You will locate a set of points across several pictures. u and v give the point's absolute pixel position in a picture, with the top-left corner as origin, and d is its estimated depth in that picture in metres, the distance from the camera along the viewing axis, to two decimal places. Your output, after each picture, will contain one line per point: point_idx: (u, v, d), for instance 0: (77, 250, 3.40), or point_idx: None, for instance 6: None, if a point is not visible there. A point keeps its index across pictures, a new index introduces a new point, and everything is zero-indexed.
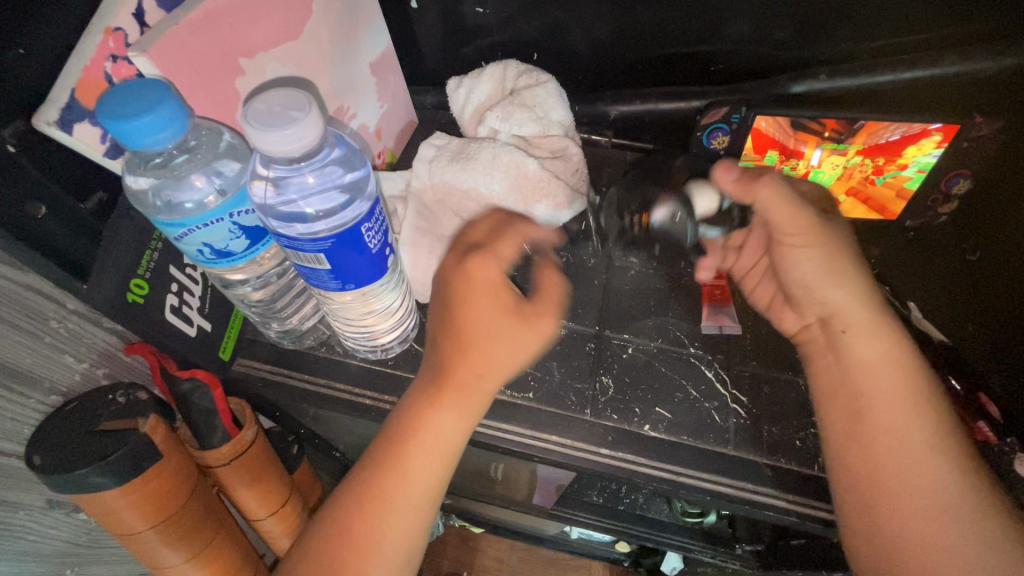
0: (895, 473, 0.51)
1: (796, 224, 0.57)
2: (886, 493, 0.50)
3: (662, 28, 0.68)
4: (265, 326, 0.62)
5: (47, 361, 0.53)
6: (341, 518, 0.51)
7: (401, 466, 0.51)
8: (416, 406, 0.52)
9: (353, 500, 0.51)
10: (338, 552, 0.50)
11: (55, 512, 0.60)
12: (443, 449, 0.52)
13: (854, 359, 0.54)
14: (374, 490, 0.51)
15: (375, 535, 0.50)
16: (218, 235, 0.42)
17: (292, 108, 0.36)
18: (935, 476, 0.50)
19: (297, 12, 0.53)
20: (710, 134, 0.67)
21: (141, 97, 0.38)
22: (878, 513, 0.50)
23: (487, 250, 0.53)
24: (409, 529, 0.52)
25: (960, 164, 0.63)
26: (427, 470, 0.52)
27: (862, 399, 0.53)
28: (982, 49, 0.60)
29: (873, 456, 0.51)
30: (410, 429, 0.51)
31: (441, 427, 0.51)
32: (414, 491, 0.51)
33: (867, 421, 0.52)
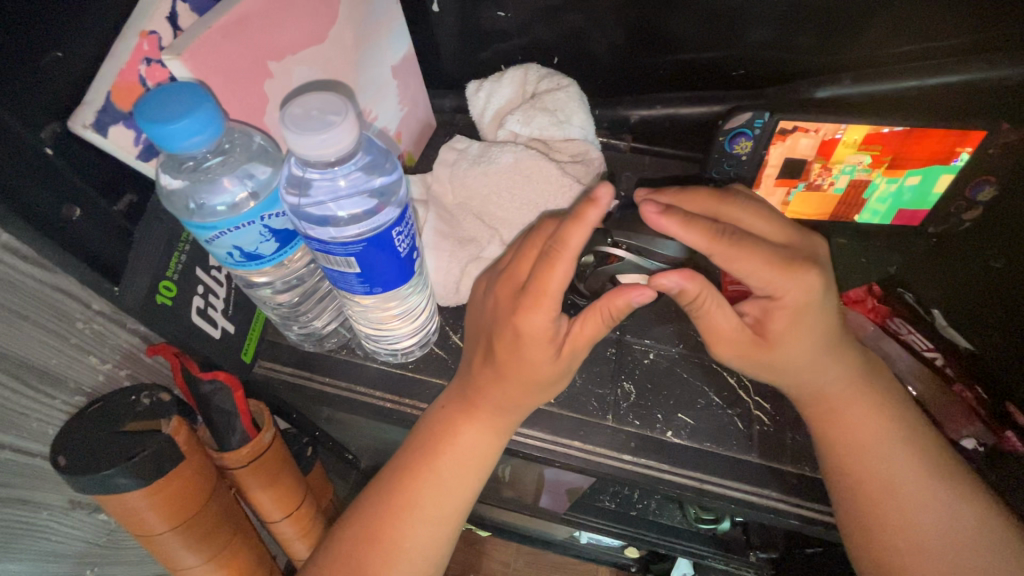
0: (901, 519, 0.50)
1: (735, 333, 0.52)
2: (894, 545, 0.50)
3: (684, 32, 0.68)
4: (286, 328, 0.62)
5: (73, 362, 0.53)
6: (365, 523, 0.51)
7: (427, 471, 0.52)
8: (445, 412, 0.53)
9: (378, 503, 0.51)
10: (361, 560, 0.50)
11: (76, 511, 0.60)
12: (472, 458, 0.52)
13: (834, 424, 0.53)
14: (401, 493, 0.51)
15: (399, 540, 0.50)
16: (249, 237, 0.42)
17: (329, 112, 0.36)
18: (944, 522, 0.50)
19: (325, 15, 0.53)
20: (732, 139, 0.64)
21: (179, 100, 0.38)
22: (884, 531, 0.50)
23: (534, 298, 0.45)
24: (434, 538, 0.51)
25: (983, 171, 0.63)
26: (453, 474, 0.52)
27: (848, 458, 0.52)
28: (1006, 56, 0.60)
29: (873, 485, 0.51)
30: (440, 433, 0.52)
31: (469, 433, 0.52)
32: (441, 496, 0.52)
33: (866, 478, 0.51)
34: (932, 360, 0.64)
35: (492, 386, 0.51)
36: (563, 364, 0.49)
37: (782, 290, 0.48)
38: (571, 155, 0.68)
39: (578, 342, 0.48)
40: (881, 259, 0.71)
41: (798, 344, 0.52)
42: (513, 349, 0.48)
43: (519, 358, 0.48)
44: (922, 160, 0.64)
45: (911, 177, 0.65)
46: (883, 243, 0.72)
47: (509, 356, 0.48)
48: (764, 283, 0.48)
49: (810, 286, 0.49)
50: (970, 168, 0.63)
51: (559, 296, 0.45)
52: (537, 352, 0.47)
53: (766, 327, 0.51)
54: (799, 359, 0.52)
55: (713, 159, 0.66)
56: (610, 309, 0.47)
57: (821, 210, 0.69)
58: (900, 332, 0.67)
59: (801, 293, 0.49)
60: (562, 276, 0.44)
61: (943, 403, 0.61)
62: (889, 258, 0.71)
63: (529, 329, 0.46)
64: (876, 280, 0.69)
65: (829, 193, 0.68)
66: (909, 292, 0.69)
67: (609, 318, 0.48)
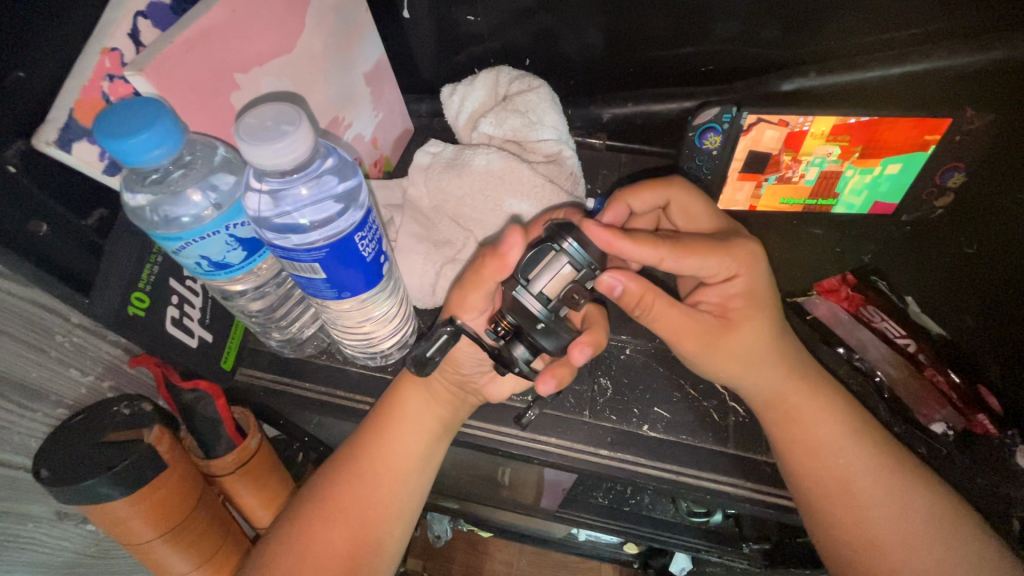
0: (833, 479, 0.53)
1: (689, 330, 0.53)
2: (828, 501, 0.53)
3: (652, 30, 0.69)
4: (266, 336, 0.62)
5: (53, 375, 0.54)
6: (329, 490, 0.54)
7: (382, 442, 0.55)
8: (396, 386, 0.57)
9: (337, 473, 0.55)
10: (320, 524, 0.53)
11: (63, 522, 0.60)
12: (423, 431, 0.56)
13: (784, 404, 0.55)
14: (361, 460, 0.55)
15: (359, 506, 0.54)
16: (215, 247, 0.43)
17: (284, 122, 0.37)
18: (862, 483, 0.53)
19: (292, 26, 0.54)
20: (701, 135, 0.65)
21: (138, 115, 0.38)
22: (816, 486, 0.53)
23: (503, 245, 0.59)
24: (393, 502, 0.55)
25: (954, 158, 0.64)
26: (408, 444, 0.56)
27: (795, 430, 0.54)
28: (972, 43, 0.60)
29: (803, 445, 0.54)
30: (398, 405, 0.56)
31: (419, 403, 0.56)
32: (396, 462, 0.55)
33: (805, 440, 0.54)
34: (905, 346, 0.63)
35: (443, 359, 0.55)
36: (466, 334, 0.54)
37: (733, 269, 0.54)
38: (545, 156, 0.69)
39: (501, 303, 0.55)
40: (857, 247, 0.72)
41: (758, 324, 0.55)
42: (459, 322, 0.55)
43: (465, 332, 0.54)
44: (893, 149, 0.64)
45: (889, 165, 0.66)
46: (858, 232, 0.72)
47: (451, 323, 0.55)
48: (718, 267, 0.54)
49: (752, 251, 0.55)
50: (940, 155, 0.64)
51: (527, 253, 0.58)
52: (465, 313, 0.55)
53: (717, 329, 0.54)
54: (752, 348, 0.55)
55: (685, 155, 0.67)
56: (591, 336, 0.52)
57: (795, 203, 0.70)
58: (873, 321, 0.65)
59: (751, 265, 0.55)
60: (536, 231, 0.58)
61: (921, 388, 0.60)
62: (865, 246, 0.71)
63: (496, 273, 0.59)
64: (850, 269, 0.70)
65: (802, 184, 0.68)
66: (882, 280, 0.68)
67: None
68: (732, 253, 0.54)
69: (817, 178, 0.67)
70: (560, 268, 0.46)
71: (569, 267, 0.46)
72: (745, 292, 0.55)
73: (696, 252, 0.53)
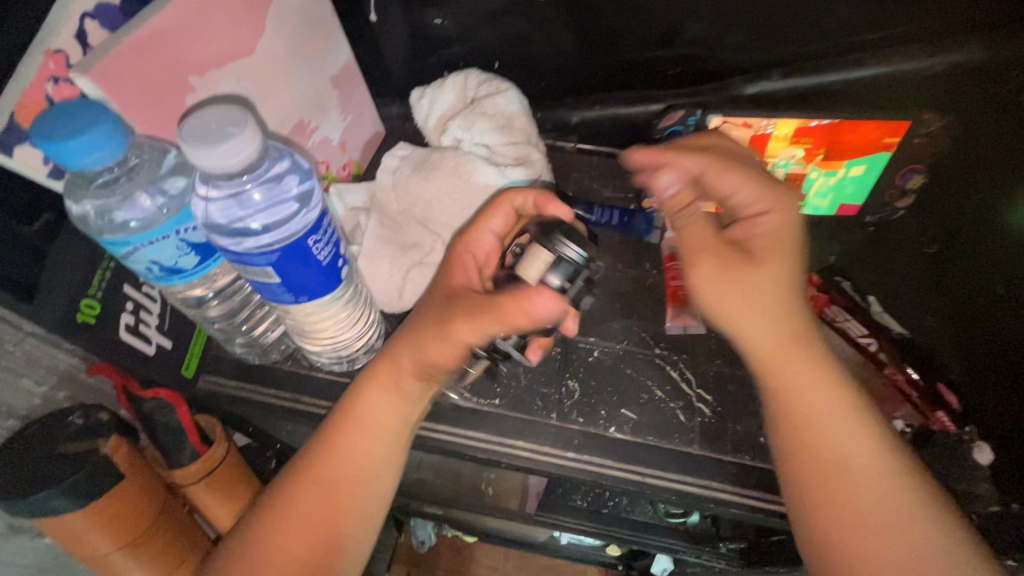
0: (838, 453, 0.48)
1: (695, 239, 0.52)
2: (823, 479, 0.48)
3: (620, 33, 0.69)
4: (229, 342, 0.61)
5: (3, 385, 0.53)
6: (283, 498, 0.51)
7: (338, 443, 0.53)
8: (359, 385, 0.55)
9: (291, 480, 0.52)
10: (276, 534, 0.50)
11: (17, 538, 0.59)
12: (383, 427, 0.53)
13: (802, 373, 0.50)
14: (317, 465, 0.52)
15: (313, 515, 0.51)
16: (165, 252, 0.42)
17: (228, 123, 0.36)
18: (862, 469, 0.48)
19: (251, 28, 0.53)
20: (668, 137, 0.66)
21: (78, 116, 0.37)
22: (813, 461, 0.49)
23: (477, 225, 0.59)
24: (356, 506, 0.52)
25: (913, 159, 0.65)
26: (365, 441, 0.53)
27: (801, 389, 0.50)
28: (923, 48, 0.63)
29: (801, 409, 0.50)
30: (352, 403, 0.54)
31: (378, 398, 0.53)
32: (354, 463, 0.52)
33: (812, 427, 0.49)
34: (866, 345, 0.64)
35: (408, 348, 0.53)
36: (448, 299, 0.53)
37: (763, 205, 0.54)
38: (514, 158, 0.69)
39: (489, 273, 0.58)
40: (821, 249, 0.73)
41: (779, 266, 0.51)
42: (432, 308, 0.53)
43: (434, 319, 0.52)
44: (856, 151, 0.65)
45: (854, 167, 0.66)
46: (824, 232, 0.73)
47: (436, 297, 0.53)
48: (751, 197, 0.54)
49: (787, 204, 0.54)
50: (900, 156, 0.65)
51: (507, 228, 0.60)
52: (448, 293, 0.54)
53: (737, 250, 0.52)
54: (765, 284, 0.51)
55: (653, 158, 0.68)
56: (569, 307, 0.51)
57: None
58: (837, 320, 0.66)
59: (784, 209, 0.53)
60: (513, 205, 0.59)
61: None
62: (829, 248, 0.73)
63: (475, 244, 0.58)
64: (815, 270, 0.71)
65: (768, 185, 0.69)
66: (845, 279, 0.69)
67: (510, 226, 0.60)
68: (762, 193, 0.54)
69: (782, 179, 0.67)
70: (565, 270, 0.50)
71: (572, 265, 0.50)
72: (771, 210, 0.53)
73: (736, 174, 0.55)
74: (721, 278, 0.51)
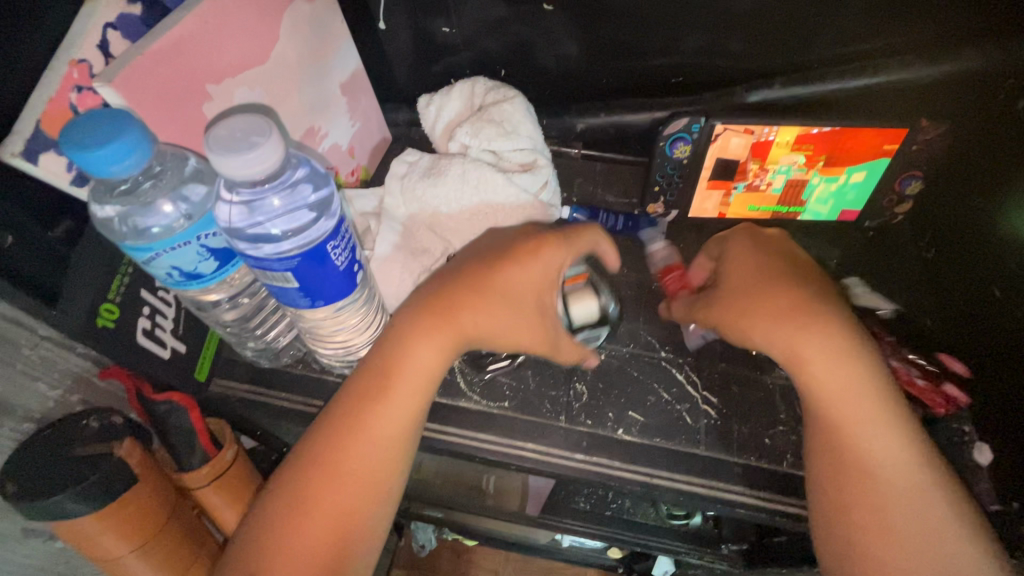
0: (870, 446, 0.51)
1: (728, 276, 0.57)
2: (848, 468, 0.50)
3: (624, 42, 0.70)
4: (241, 346, 0.62)
5: (20, 389, 0.53)
6: (324, 441, 0.50)
7: (380, 390, 0.51)
8: (396, 332, 0.53)
9: (329, 428, 0.50)
10: (317, 478, 0.49)
11: (31, 540, 0.59)
12: (424, 377, 0.52)
13: (821, 354, 0.52)
14: (356, 412, 0.51)
15: (352, 463, 0.50)
16: (187, 257, 0.43)
17: (253, 133, 0.37)
18: (891, 461, 0.50)
19: (265, 36, 0.54)
20: (672, 144, 0.67)
21: (107, 125, 0.38)
22: (838, 454, 0.51)
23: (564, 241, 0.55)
24: (395, 453, 0.51)
25: (910, 166, 0.67)
26: (407, 394, 0.52)
27: (831, 385, 0.52)
28: (923, 56, 0.63)
29: (834, 403, 0.52)
30: (395, 353, 0.52)
31: (423, 348, 0.52)
32: (394, 413, 0.51)
33: (834, 414, 0.52)
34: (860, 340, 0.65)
35: (463, 304, 0.53)
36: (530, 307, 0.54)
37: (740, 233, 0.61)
38: (521, 164, 0.70)
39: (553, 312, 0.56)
40: (823, 252, 0.73)
41: (741, 268, 0.57)
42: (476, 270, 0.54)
43: (482, 272, 0.54)
44: (857, 158, 0.67)
45: (854, 174, 0.68)
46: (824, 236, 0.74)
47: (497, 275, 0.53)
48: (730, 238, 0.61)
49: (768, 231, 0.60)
50: (899, 162, 0.66)
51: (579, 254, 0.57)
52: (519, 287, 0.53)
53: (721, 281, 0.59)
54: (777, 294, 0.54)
55: (657, 164, 0.69)
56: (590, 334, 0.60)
57: (763, 209, 0.72)
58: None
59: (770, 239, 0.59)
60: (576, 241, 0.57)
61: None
62: (830, 251, 0.73)
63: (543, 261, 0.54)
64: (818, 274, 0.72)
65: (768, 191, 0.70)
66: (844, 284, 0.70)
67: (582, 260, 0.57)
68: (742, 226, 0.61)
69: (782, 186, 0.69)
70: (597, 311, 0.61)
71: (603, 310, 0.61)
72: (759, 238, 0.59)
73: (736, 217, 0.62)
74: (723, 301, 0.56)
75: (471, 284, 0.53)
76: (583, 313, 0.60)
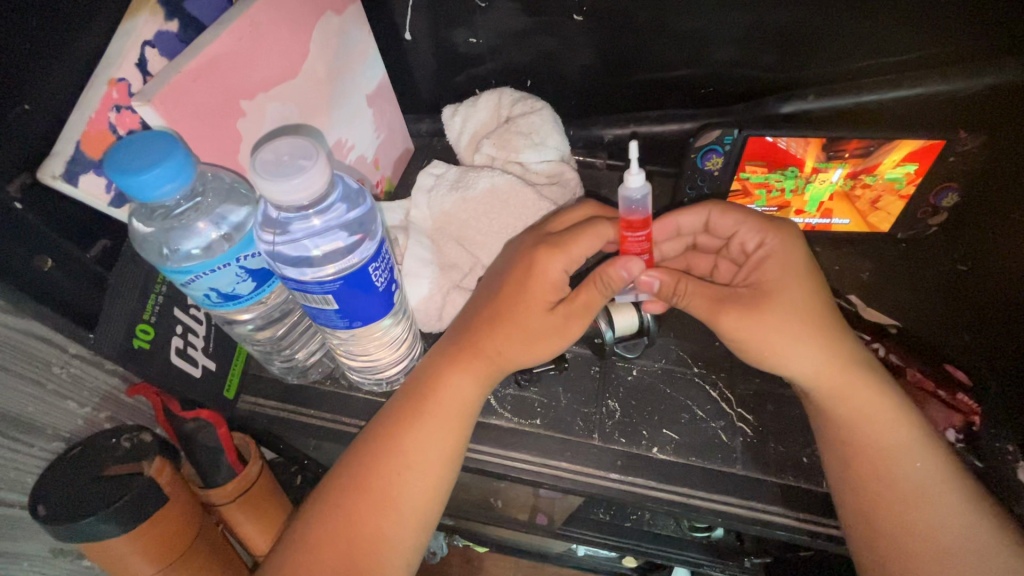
0: (903, 463, 0.50)
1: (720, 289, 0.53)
2: (887, 487, 0.50)
3: (651, 53, 0.69)
4: (268, 362, 0.61)
5: (51, 408, 0.53)
6: (356, 470, 0.49)
7: (414, 419, 0.51)
8: (435, 362, 0.54)
9: (367, 452, 0.50)
10: (348, 506, 0.48)
11: (59, 560, 0.59)
12: (458, 407, 0.52)
13: (842, 384, 0.52)
14: (387, 442, 0.50)
15: (389, 490, 0.49)
16: (224, 279, 0.43)
17: (300, 156, 0.37)
18: (931, 480, 0.50)
19: (297, 51, 0.53)
20: (704, 156, 0.66)
21: (151, 150, 0.38)
22: (873, 472, 0.50)
23: (560, 245, 0.53)
24: (426, 486, 0.50)
25: (946, 178, 0.65)
26: (440, 423, 0.51)
27: (858, 402, 0.52)
28: (962, 68, 0.62)
29: (865, 421, 0.52)
30: (428, 383, 0.52)
31: (455, 377, 0.52)
32: (427, 445, 0.50)
33: (867, 433, 0.51)
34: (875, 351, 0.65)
35: (491, 332, 0.53)
36: (552, 320, 0.52)
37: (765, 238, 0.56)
38: (547, 176, 0.70)
39: (576, 310, 0.53)
40: (855, 266, 0.72)
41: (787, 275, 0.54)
42: (508, 290, 0.53)
43: (509, 293, 0.53)
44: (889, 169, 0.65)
45: (888, 185, 0.67)
46: (856, 248, 0.73)
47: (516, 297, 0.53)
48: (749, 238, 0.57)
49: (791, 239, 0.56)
50: (935, 174, 0.65)
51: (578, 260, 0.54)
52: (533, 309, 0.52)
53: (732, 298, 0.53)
54: (797, 306, 0.52)
55: (687, 176, 0.68)
56: (605, 278, 0.52)
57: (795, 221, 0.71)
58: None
59: (785, 246, 0.55)
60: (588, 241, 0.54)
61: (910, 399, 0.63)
62: (862, 264, 0.72)
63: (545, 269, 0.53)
64: (850, 287, 0.71)
65: (800, 203, 0.70)
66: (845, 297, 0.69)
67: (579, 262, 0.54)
68: (759, 233, 0.57)
69: (809, 196, 0.69)
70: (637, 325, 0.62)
71: (642, 324, 0.62)
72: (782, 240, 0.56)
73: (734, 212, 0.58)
74: (748, 319, 0.51)
75: (494, 310, 0.53)
76: (624, 325, 0.62)
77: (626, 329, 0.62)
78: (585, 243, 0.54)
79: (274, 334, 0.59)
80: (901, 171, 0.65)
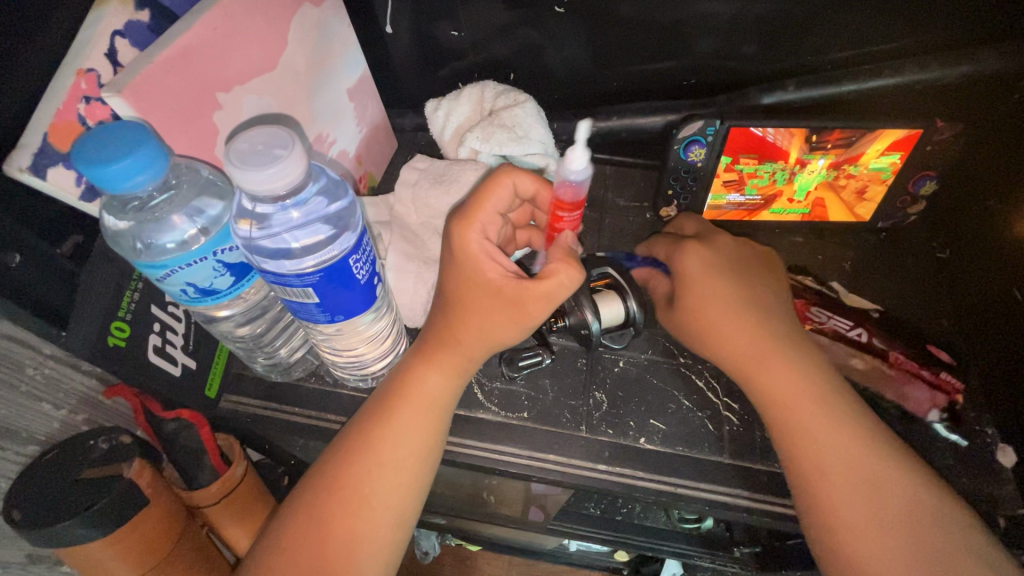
0: (857, 457, 0.50)
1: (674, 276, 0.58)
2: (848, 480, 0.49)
3: (634, 45, 0.69)
4: (251, 361, 0.60)
5: (25, 411, 0.51)
6: (327, 471, 0.49)
7: (383, 418, 0.50)
8: (405, 362, 0.53)
9: (340, 453, 0.49)
10: (320, 508, 0.48)
11: (36, 566, 0.58)
12: (428, 404, 0.52)
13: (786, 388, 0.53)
14: (357, 442, 0.50)
15: (361, 489, 0.48)
16: (202, 274, 0.42)
17: (275, 145, 0.36)
18: (894, 475, 0.49)
19: (274, 44, 0.52)
20: (686, 147, 0.66)
21: (120, 140, 0.37)
22: (826, 469, 0.50)
23: (467, 214, 0.51)
24: (397, 486, 0.49)
25: (924, 166, 0.66)
26: (409, 421, 0.51)
27: (801, 397, 0.53)
28: (937, 57, 0.63)
29: (818, 419, 0.52)
30: (398, 382, 0.52)
31: (425, 374, 0.52)
32: (397, 443, 0.50)
33: (812, 431, 0.51)
34: (857, 337, 0.63)
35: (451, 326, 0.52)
36: (502, 302, 0.50)
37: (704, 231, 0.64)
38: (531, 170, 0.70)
39: (532, 293, 0.49)
40: (840, 253, 0.73)
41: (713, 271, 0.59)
42: (461, 278, 0.51)
43: (454, 280, 0.51)
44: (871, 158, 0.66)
45: (872, 173, 0.67)
46: (837, 238, 0.74)
47: (457, 281, 0.51)
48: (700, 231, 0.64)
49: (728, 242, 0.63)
50: (915, 162, 0.66)
51: (490, 219, 0.52)
52: (480, 294, 0.50)
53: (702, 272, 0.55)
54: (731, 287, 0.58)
55: (670, 168, 0.69)
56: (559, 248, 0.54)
57: (780, 211, 0.72)
58: (821, 321, 0.64)
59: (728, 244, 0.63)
60: (489, 201, 0.51)
61: (890, 386, 0.61)
62: (847, 253, 0.73)
63: (460, 242, 0.50)
64: (831, 274, 0.71)
65: (786, 195, 0.71)
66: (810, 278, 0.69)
67: (487, 223, 0.51)
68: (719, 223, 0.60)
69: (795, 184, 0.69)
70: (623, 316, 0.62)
71: (626, 316, 0.62)
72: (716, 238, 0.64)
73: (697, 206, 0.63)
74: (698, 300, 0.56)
75: (449, 302, 0.52)
76: (610, 317, 0.61)
77: (613, 321, 0.62)
78: (483, 203, 0.51)
79: (252, 337, 0.58)
80: (882, 161, 0.66)
